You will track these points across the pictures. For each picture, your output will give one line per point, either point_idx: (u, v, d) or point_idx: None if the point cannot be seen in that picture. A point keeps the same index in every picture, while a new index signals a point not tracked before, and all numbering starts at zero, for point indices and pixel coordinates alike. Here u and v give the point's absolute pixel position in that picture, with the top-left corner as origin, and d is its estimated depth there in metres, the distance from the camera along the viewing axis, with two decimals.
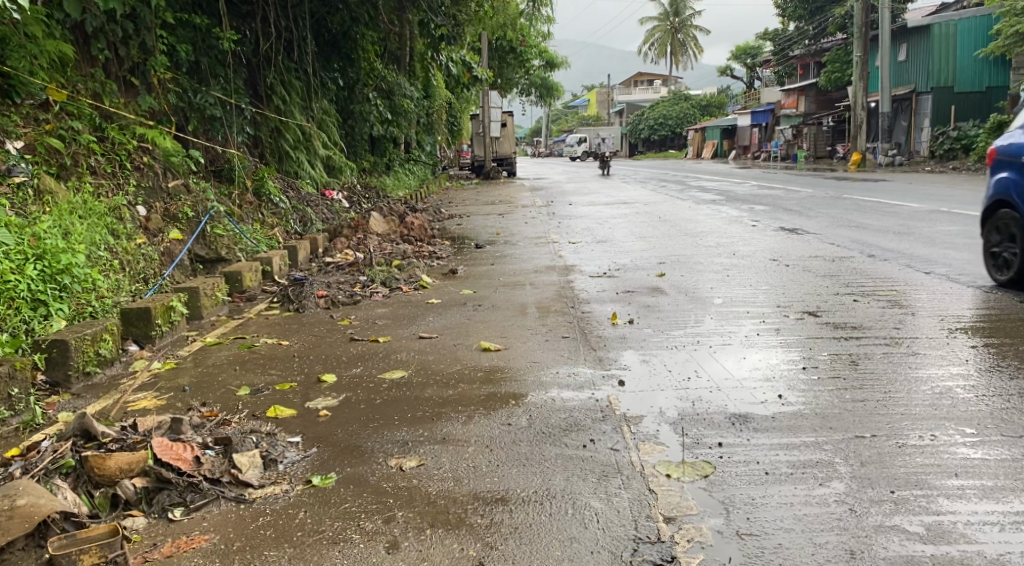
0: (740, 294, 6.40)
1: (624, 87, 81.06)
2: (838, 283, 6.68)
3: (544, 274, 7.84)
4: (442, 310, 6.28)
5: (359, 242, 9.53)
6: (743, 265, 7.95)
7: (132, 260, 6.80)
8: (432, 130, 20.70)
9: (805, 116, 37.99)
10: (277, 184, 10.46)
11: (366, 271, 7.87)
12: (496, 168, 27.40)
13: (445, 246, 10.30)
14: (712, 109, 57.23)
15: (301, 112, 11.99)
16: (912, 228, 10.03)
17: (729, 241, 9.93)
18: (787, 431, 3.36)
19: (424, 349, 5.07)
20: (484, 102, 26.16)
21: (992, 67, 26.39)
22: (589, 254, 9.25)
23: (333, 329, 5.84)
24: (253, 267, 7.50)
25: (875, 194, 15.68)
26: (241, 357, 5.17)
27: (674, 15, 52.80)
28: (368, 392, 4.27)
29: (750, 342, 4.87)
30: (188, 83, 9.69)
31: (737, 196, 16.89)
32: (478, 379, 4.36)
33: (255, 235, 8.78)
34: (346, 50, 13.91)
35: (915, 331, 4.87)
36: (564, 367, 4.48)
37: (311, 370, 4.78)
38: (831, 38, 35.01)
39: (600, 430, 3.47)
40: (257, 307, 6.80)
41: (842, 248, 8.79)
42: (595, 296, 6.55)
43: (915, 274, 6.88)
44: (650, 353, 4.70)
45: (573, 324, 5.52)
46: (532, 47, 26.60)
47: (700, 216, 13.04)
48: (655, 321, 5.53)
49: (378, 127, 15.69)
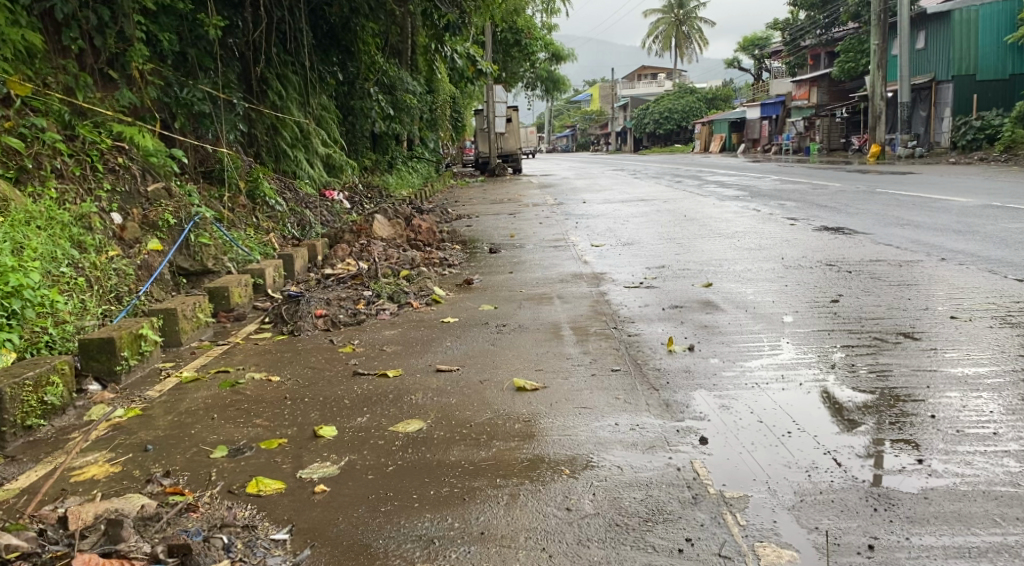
0: (809, 310, 5.52)
1: (627, 82, 80.15)
2: (919, 297, 5.79)
3: (570, 284, 6.94)
4: (462, 332, 5.37)
5: (363, 247, 8.63)
6: (797, 272, 7.05)
7: (101, 277, 5.83)
8: (436, 127, 19.75)
9: (816, 108, 37.07)
10: (273, 185, 9.54)
11: (370, 284, 6.94)
12: (501, 165, 26.45)
13: (456, 250, 9.41)
14: (718, 101, 56.12)
15: (299, 108, 11.04)
16: (973, 226, 9.17)
17: (770, 242, 9.03)
18: (956, 522, 2.53)
19: (444, 388, 4.14)
20: (489, 97, 25.24)
21: (1016, 51, 25.52)
22: (616, 259, 8.36)
23: (334, 360, 4.90)
24: (243, 281, 6.55)
25: (911, 187, 14.83)
26: (221, 398, 4.24)
27: (679, 8, 51.69)
28: (377, 453, 3.35)
29: (846, 378, 4.01)
30: (172, 75, 8.68)
31: (761, 191, 15.94)
32: (518, 433, 3.46)
33: (248, 241, 7.87)
34: (346, 43, 12.95)
35: None
36: (621, 418, 3.56)
37: (305, 419, 3.84)
38: (842, 27, 34.04)
39: (696, 521, 2.61)
40: (245, 329, 5.87)
41: (904, 250, 7.93)
42: (637, 312, 5.63)
43: (1006, 286, 6.01)
44: (728, 395, 3.81)
45: (622, 352, 4.60)
46: (537, 39, 25.65)
47: (728, 213, 12.16)
48: (721, 348, 4.61)
49: (381, 124, 14.77)
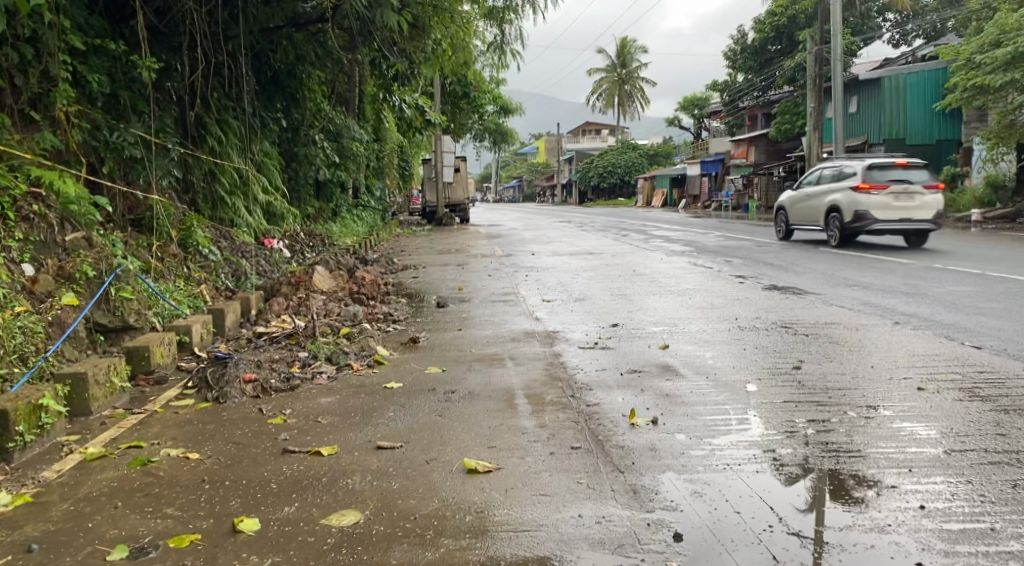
0: (771, 377, 5.28)
1: (572, 137, 81.36)
2: (884, 364, 5.63)
3: (522, 344, 6.61)
4: (406, 399, 4.93)
5: (300, 301, 8.15)
6: (753, 334, 6.83)
7: (4, 336, 5.21)
8: (382, 175, 19.40)
9: (755, 167, 37.86)
10: (208, 234, 9.02)
11: (306, 343, 6.47)
12: (448, 216, 26.11)
13: (401, 305, 9.00)
14: (660, 157, 57.17)
15: (240, 154, 10.57)
16: (920, 289, 9.22)
17: (723, 301, 8.86)
18: None
19: (385, 469, 3.71)
20: (436, 147, 25.01)
21: (944, 118, 26.56)
22: (567, 316, 8.07)
23: (261, 433, 4.40)
24: (166, 340, 6.00)
25: (853, 246, 15.03)
26: (130, 482, 3.72)
27: (622, 66, 52.77)
28: (306, 555, 2.91)
29: (822, 458, 3.72)
30: (103, 118, 8.14)
31: (707, 246, 15.96)
32: (470, 529, 3.05)
33: (176, 295, 7.33)
34: (290, 90, 12.57)
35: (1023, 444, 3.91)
36: (584, 509, 3.19)
37: (225, 508, 3.36)
38: (779, 90, 35.04)
39: None
40: (165, 395, 5.32)
41: (858, 312, 7.85)
42: (593, 378, 5.29)
43: (969, 353, 5.95)
44: (699, 479, 3.48)
45: (580, 426, 4.23)
46: (485, 92, 25.68)
47: (677, 269, 12.04)
48: (686, 422, 4.28)
49: (325, 171, 14.35)
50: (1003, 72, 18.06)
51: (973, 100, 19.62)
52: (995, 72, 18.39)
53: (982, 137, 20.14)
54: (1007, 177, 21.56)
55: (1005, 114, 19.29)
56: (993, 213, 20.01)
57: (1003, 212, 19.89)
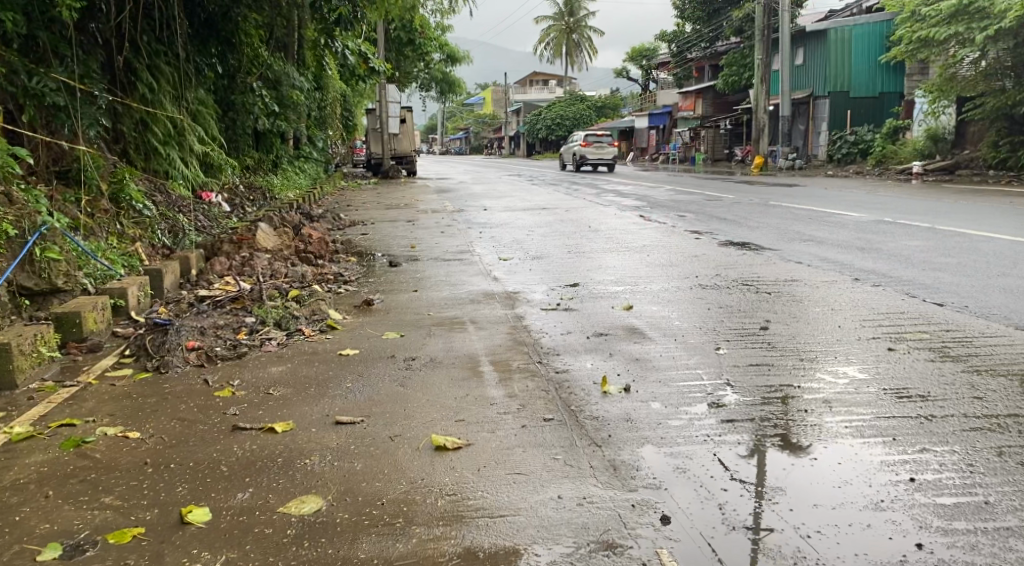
0: (740, 338, 5.13)
1: (518, 88, 80.32)
2: (850, 323, 5.52)
3: (481, 305, 6.36)
4: (363, 368, 4.65)
5: (243, 260, 7.74)
6: (713, 293, 6.69)
7: None
8: (324, 126, 18.74)
9: (702, 119, 37.85)
10: (142, 187, 8.49)
11: (252, 307, 6.10)
12: (393, 168, 25.48)
13: (350, 264, 8.65)
14: (607, 110, 56.83)
15: (173, 102, 9.94)
16: (873, 243, 9.23)
17: (681, 257, 8.73)
18: None
19: (344, 447, 3.46)
20: (380, 97, 24.27)
21: (885, 70, 26.93)
22: (524, 275, 7.84)
23: (209, 407, 4.09)
24: (100, 305, 5.58)
25: (802, 200, 15.07)
26: (63, 466, 3.39)
27: (569, 16, 51.96)
28: (265, 551, 2.66)
29: (803, 428, 3.58)
30: (19, 61, 7.45)
31: (659, 201, 15.83)
32: (441, 517, 2.82)
33: (109, 253, 6.85)
34: (226, 34, 11.89)
35: (1003, 407, 3.82)
36: (564, 489, 3.00)
37: (172, 493, 3.09)
38: (727, 41, 34.89)
39: None
40: (101, 364, 4.94)
41: (817, 268, 7.79)
42: (559, 342, 5.07)
43: (932, 310, 5.92)
44: (682, 453, 3.31)
45: (551, 396, 4.01)
46: (431, 39, 24.92)
47: (631, 225, 11.89)
48: (660, 390, 4.09)
49: (264, 121, 13.72)
50: (946, 24, 18.15)
51: (916, 53, 19.40)
52: (939, 25, 18.49)
53: (923, 90, 20.37)
54: (946, 130, 22.07)
55: (946, 67, 19.60)
56: (934, 166, 20.27)
57: (943, 165, 20.17)
